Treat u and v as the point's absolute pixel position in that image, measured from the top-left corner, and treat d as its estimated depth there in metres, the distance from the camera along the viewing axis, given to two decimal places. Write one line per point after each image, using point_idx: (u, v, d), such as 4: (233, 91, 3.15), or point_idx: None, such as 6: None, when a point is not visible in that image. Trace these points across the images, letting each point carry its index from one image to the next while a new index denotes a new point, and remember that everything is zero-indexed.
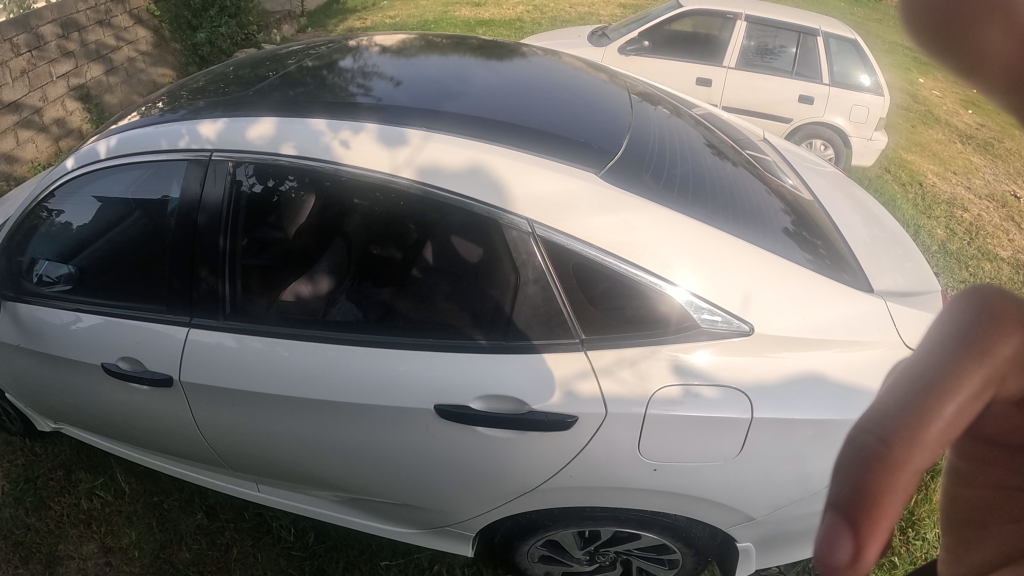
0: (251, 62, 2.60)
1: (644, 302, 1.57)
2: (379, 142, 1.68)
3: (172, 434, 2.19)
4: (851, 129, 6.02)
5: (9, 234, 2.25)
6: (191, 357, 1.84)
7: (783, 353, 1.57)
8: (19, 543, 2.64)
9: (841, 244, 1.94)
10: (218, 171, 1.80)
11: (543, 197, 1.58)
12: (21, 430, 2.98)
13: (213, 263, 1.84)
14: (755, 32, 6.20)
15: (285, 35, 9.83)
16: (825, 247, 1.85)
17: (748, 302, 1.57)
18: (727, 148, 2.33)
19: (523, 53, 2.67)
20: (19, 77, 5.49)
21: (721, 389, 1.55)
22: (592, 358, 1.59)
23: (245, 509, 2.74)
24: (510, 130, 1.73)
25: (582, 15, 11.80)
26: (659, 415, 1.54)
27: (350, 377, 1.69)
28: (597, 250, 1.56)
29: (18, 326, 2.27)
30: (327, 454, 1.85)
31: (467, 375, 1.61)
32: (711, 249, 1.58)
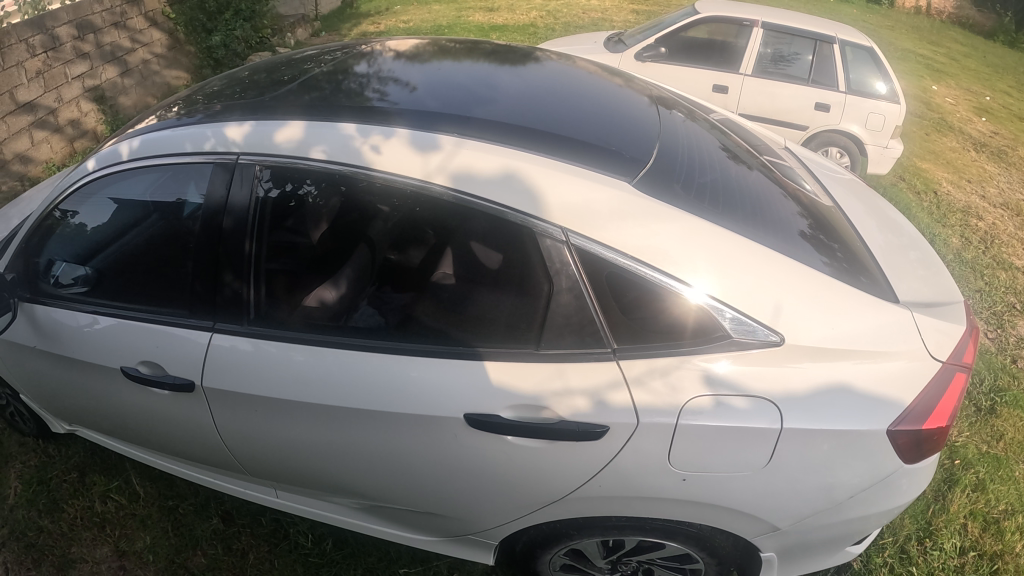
0: (266, 66, 2.60)
1: (676, 312, 1.54)
2: (410, 147, 1.66)
3: (191, 439, 2.19)
4: (865, 136, 6.00)
5: (24, 235, 2.23)
6: (214, 363, 1.83)
7: (813, 366, 1.54)
8: (32, 546, 2.65)
9: (862, 251, 1.92)
10: (244, 174, 1.78)
11: (574, 205, 1.55)
12: (35, 431, 3.00)
13: (238, 267, 1.81)
14: (770, 39, 6.18)
15: (299, 39, 9.85)
16: (845, 252, 1.83)
17: (779, 312, 1.54)
18: (743, 152, 2.31)
19: (536, 58, 2.66)
20: (35, 77, 5.51)
21: (751, 399, 1.53)
22: (623, 368, 1.57)
23: (260, 514, 2.75)
24: (534, 135, 1.71)
25: (595, 20, 11.79)
26: (688, 425, 1.53)
27: (373, 384, 1.68)
28: (629, 260, 1.53)
29: (35, 328, 2.28)
30: (348, 460, 1.84)
31: (499, 381, 1.60)
32: (741, 259, 1.55)
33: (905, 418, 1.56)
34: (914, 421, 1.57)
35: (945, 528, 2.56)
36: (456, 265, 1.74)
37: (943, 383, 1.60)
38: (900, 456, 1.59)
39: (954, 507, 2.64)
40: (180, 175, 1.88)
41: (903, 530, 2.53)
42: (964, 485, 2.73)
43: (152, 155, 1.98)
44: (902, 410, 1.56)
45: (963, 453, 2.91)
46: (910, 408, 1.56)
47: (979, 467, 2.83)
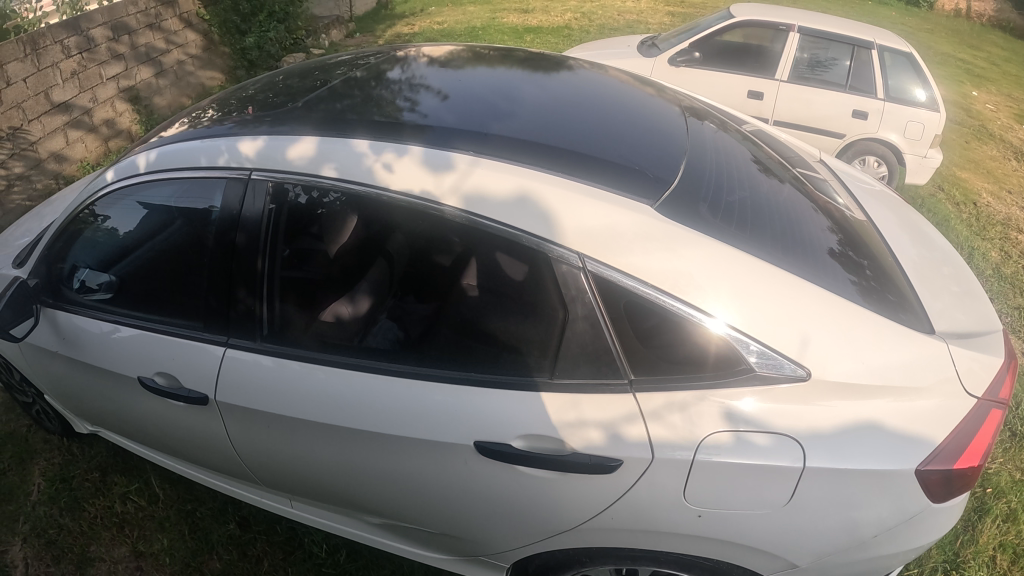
0: (298, 71, 2.58)
1: (696, 344, 1.48)
2: (424, 166, 1.62)
3: (207, 450, 2.19)
4: (904, 145, 5.87)
5: (49, 243, 2.27)
6: (227, 377, 1.83)
7: (841, 402, 1.48)
8: (52, 543, 2.72)
9: (897, 271, 1.85)
10: (256, 189, 1.75)
11: (592, 230, 1.50)
12: (61, 430, 3.09)
13: (251, 284, 1.80)
14: (807, 44, 6.07)
15: (334, 40, 9.90)
16: (875, 270, 1.77)
17: (806, 345, 1.47)
18: (775, 165, 2.25)
19: (570, 66, 2.61)
20: (69, 78, 5.58)
21: (773, 435, 1.47)
22: (640, 401, 1.51)
23: (276, 522, 2.76)
24: (555, 154, 1.67)
25: (630, 23, 11.69)
26: (706, 461, 1.47)
27: (384, 405, 1.65)
28: (650, 289, 1.47)
29: (58, 333, 2.32)
30: (360, 479, 1.81)
31: (512, 409, 1.55)
32: (770, 291, 1.48)
33: (936, 457, 1.49)
34: (946, 459, 1.50)
35: (973, 559, 2.47)
36: (478, 276, 1.66)
37: (977, 422, 1.53)
38: (929, 495, 1.52)
39: (983, 538, 2.55)
40: (194, 189, 1.87)
41: (930, 560, 2.44)
42: (995, 515, 2.64)
43: (168, 166, 1.97)
44: (934, 447, 1.49)
45: (996, 481, 2.81)
46: (941, 445, 1.49)
47: (1011, 496, 2.74)
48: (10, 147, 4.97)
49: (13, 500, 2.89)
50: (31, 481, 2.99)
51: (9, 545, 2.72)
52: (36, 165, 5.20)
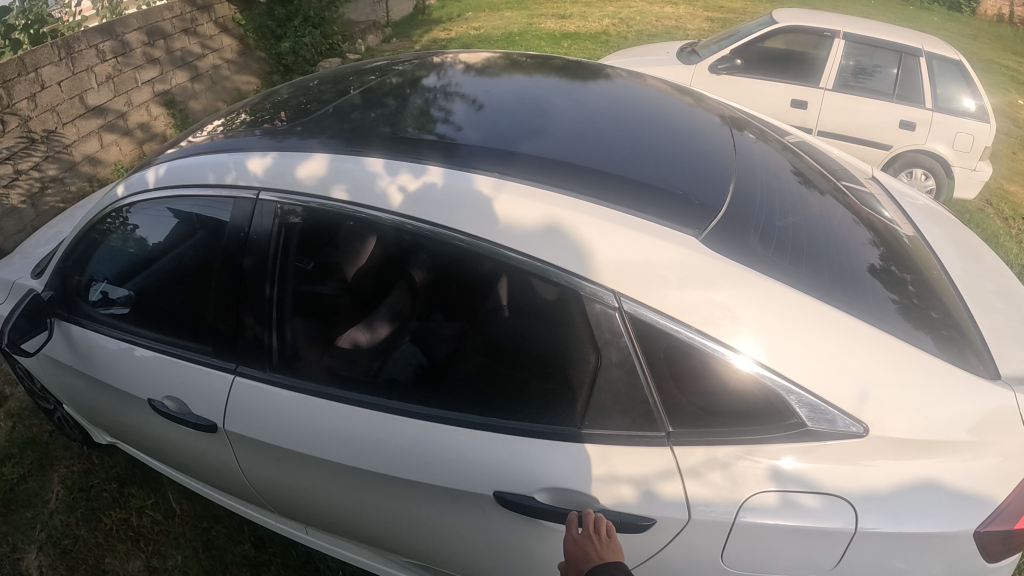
0: (331, 77, 2.49)
1: (744, 395, 1.33)
2: (445, 190, 1.49)
3: (218, 476, 2.11)
4: (953, 157, 5.64)
5: (65, 254, 2.22)
6: (235, 406, 1.74)
7: (897, 460, 1.33)
8: (67, 553, 2.73)
9: (951, 294, 1.70)
10: (264, 209, 1.66)
11: (631, 265, 1.35)
12: (81, 439, 3.06)
13: (259, 311, 1.70)
14: (852, 51, 5.87)
15: (370, 45, 9.87)
16: (920, 285, 1.64)
17: (865, 397, 1.32)
18: (816, 176, 2.11)
19: (608, 75, 2.48)
20: (104, 82, 5.57)
21: (822, 497, 1.32)
22: (678, 456, 1.36)
23: (292, 544, 2.69)
24: (588, 175, 1.54)
25: (668, 29, 11.51)
26: (748, 523, 1.33)
27: (401, 449, 1.53)
28: (694, 332, 1.31)
29: (71, 347, 2.25)
30: (374, 515, 1.71)
31: (534, 459, 1.42)
32: (827, 338, 1.32)
33: (995, 517, 1.35)
34: (1006, 520, 1.35)
35: None
36: (509, 297, 1.49)
37: None
38: (986, 557, 1.37)
39: None
40: (201, 207, 1.81)
41: None
42: None
43: (175, 185, 1.88)
44: (993, 508, 1.35)
45: None
46: (1002, 505, 1.35)
47: None
48: (45, 150, 4.96)
49: (32, 507, 2.90)
50: (50, 488, 2.99)
51: (26, 553, 2.74)
52: (69, 168, 5.19)
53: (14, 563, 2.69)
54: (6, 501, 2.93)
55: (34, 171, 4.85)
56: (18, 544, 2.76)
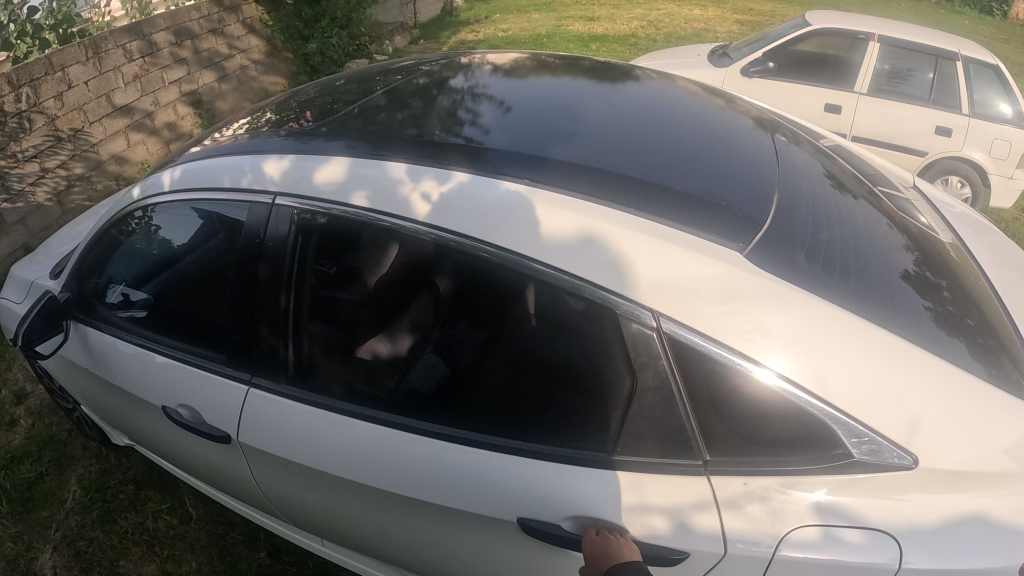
0: (357, 77, 2.43)
1: (785, 423, 1.25)
2: (471, 197, 1.42)
3: (233, 487, 2.05)
4: (990, 164, 5.49)
5: (82, 255, 2.18)
6: (250, 419, 1.68)
7: (946, 492, 1.24)
8: (81, 555, 2.70)
9: (990, 302, 1.60)
10: (280, 215, 1.60)
11: (676, 284, 1.25)
12: (99, 439, 3.03)
13: (275, 321, 1.64)
14: (887, 54, 5.73)
15: (397, 46, 9.85)
16: (954, 290, 1.56)
17: (917, 427, 1.23)
18: (849, 179, 2.02)
19: (637, 76, 2.40)
20: (131, 82, 5.58)
21: (866, 531, 1.23)
22: (715, 486, 1.28)
23: (309, 553, 2.63)
24: (622, 184, 1.46)
25: (698, 32, 11.39)
26: (789, 559, 1.23)
27: (423, 471, 1.47)
28: (737, 355, 1.22)
29: (87, 350, 2.22)
30: (393, 534, 1.64)
31: (560, 487, 1.35)
32: (879, 363, 1.23)
33: None
34: None
35: None
36: (537, 307, 1.39)
37: None
38: None
39: None
40: (217, 211, 1.76)
41: None
42: None
43: (190, 190, 1.83)
44: None
45: None
46: None
47: None
48: (72, 148, 4.96)
49: (48, 507, 2.89)
50: (67, 488, 2.97)
51: (41, 553, 2.71)
52: (96, 167, 5.19)
53: (28, 564, 2.67)
54: (23, 499, 2.91)
55: (61, 169, 4.85)
56: (33, 543, 2.74)
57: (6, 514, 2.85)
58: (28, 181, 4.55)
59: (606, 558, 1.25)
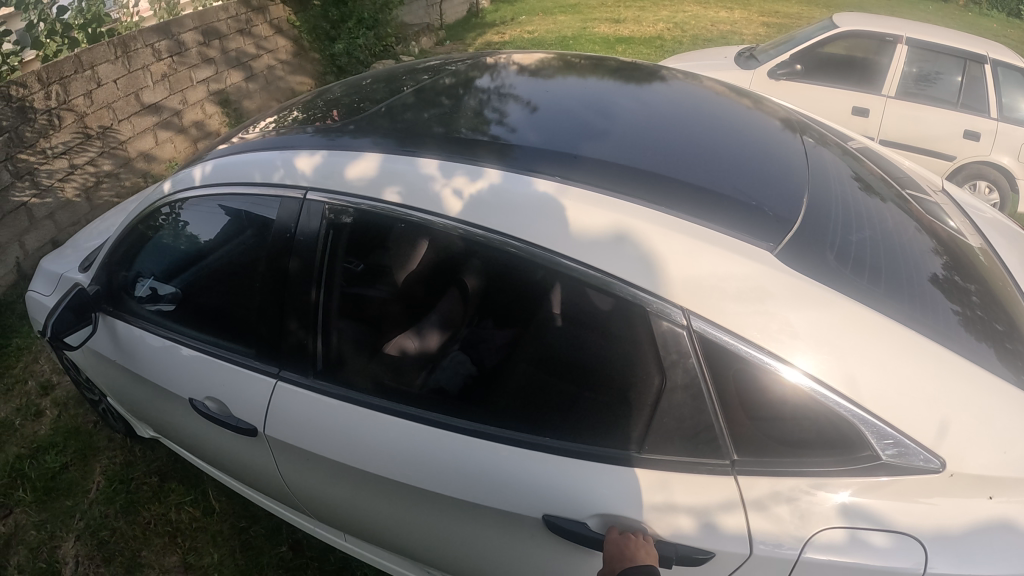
0: (383, 76, 2.45)
1: (813, 424, 1.24)
2: (503, 194, 1.42)
3: (259, 480, 2.07)
4: (1019, 169, 5.39)
5: (111, 249, 2.21)
6: (278, 412, 1.70)
7: (972, 497, 1.23)
8: (103, 544, 2.74)
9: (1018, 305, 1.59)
10: (311, 209, 1.61)
11: (706, 282, 1.25)
12: (124, 430, 3.08)
13: (305, 316, 1.66)
14: (916, 57, 5.68)
15: (423, 47, 9.88)
16: (982, 294, 1.54)
17: (945, 432, 1.21)
18: (877, 182, 2.00)
19: (663, 77, 2.40)
20: (159, 80, 5.64)
21: (891, 535, 1.22)
22: (742, 487, 1.28)
23: (330, 548, 2.64)
24: (652, 182, 1.46)
25: (724, 34, 11.33)
26: (814, 560, 1.23)
27: (451, 467, 1.48)
28: (765, 355, 1.22)
29: (115, 342, 2.25)
30: (418, 529, 1.65)
31: (587, 485, 1.35)
32: (911, 366, 1.22)
33: None
34: None
35: None
36: (562, 305, 1.41)
37: None
38: None
39: None
40: (247, 206, 1.78)
41: None
42: None
43: (221, 184, 1.85)
44: None
45: None
46: None
47: None
48: (101, 146, 5.03)
49: (72, 496, 2.94)
50: (91, 478, 3.01)
51: (64, 541, 2.77)
52: (124, 164, 5.26)
53: (52, 552, 2.73)
54: (48, 489, 2.97)
55: (90, 166, 4.91)
56: (56, 531, 2.80)
57: (31, 502, 2.92)
58: (57, 177, 4.61)
59: (621, 559, 1.25)
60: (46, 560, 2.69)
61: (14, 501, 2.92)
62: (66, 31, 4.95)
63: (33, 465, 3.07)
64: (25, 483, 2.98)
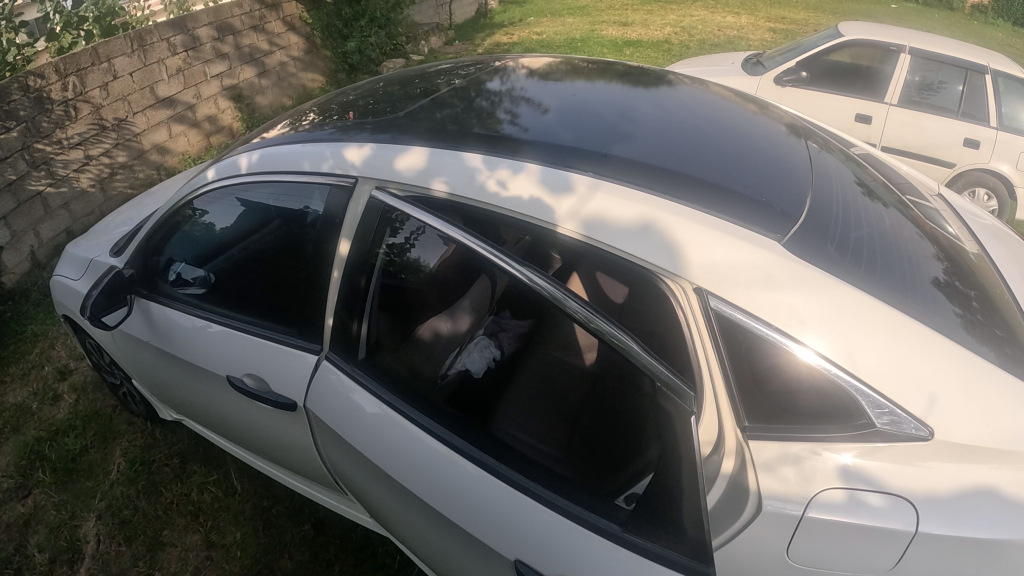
0: (398, 79, 2.57)
1: (816, 395, 1.37)
2: (541, 187, 1.53)
3: (290, 456, 2.18)
4: (1017, 177, 5.50)
5: (147, 235, 2.33)
6: (317, 389, 1.81)
7: (960, 464, 1.33)
8: (125, 523, 2.85)
9: (1008, 304, 1.70)
10: (360, 193, 1.73)
11: (723, 268, 1.36)
12: (145, 414, 3.21)
13: (349, 299, 1.77)
14: (918, 66, 5.79)
15: (433, 47, 10.00)
16: (982, 300, 1.65)
17: (933, 403, 1.32)
18: (879, 188, 2.11)
19: (670, 81, 2.52)
20: (175, 74, 5.76)
21: (887, 496, 1.32)
22: (753, 450, 1.38)
23: (352, 527, 2.76)
24: (671, 179, 1.58)
25: (731, 38, 11.43)
26: (816, 518, 1.32)
27: (460, 493, 1.57)
28: (771, 329, 1.34)
29: (150, 324, 2.37)
30: (422, 533, 1.77)
31: (567, 547, 1.40)
32: (903, 345, 1.33)
33: None
34: None
35: None
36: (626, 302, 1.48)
37: None
38: None
39: None
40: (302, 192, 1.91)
41: None
42: None
43: (267, 171, 1.97)
44: None
45: None
46: None
47: None
48: (116, 137, 5.14)
49: (93, 477, 3.05)
50: (112, 460, 3.13)
51: (84, 521, 2.88)
52: (138, 156, 5.39)
53: (73, 531, 2.84)
54: (68, 470, 3.08)
55: (105, 157, 5.04)
56: (77, 511, 2.91)
57: (51, 483, 3.03)
58: (72, 167, 4.72)
59: None
60: (67, 538, 2.80)
61: (34, 482, 3.04)
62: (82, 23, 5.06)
63: (53, 446, 3.19)
64: (45, 464, 3.10)
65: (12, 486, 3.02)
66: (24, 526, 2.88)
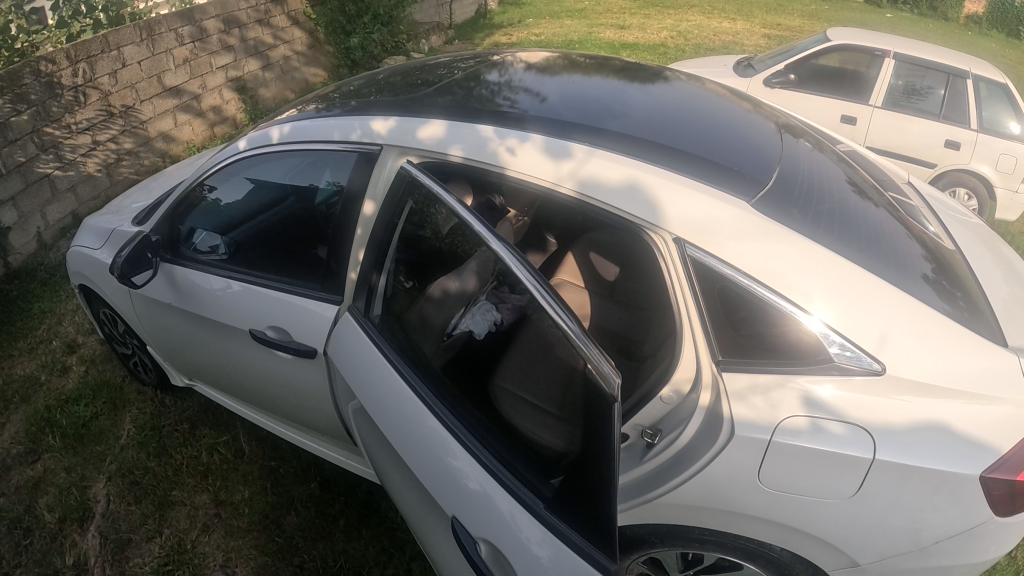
0: (402, 70, 2.74)
1: (780, 333, 1.56)
2: (544, 153, 1.71)
3: (304, 405, 2.33)
4: (997, 178, 5.73)
5: (172, 204, 2.51)
6: (337, 338, 1.96)
7: (914, 401, 1.51)
8: (135, 484, 2.95)
9: (975, 290, 1.85)
10: (386, 157, 1.96)
11: (695, 221, 1.56)
12: (155, 382, 3.35)
13: (375, 258, 1.97)
14: (904, 71, 5.99)
15: (432, 45, 10.15)
16: (967, 301, 1.74)
17: (885, 342, 1.50)
18: (868, 188, 2.27)
19: (664, 76, 2.70)
20: (181, 64, 5.92)
21: (848, 425, 1.51)
22: (725, 379, 1.59)
23: (357, 485, 2.91)
24: (662, 151, 1.76)
25: (726, 44, 11.62)
26: (783, 442, 1.53)
27: (421, 455, 1.64)
28: (743, 276, 1.53)
29: (172, 287, 2.53)
30: (396, 489, 1.84)
31: (498, 512, 1.45)
32: (857, 290, 1.52)
33: (998, 466, 1.49)
34: (1009, 469, 1.50)
35: None
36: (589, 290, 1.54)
37: None
38: (987, 503, 1.50)
39: None
40: (332, 160, 2.12)
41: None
42: None
43: (298, 142, 2.17)
44: (997, 457, 1.49)
45: None
46: (1005, 456, 1.49)
47: None
48: (123, 124, 5.30)
49: (104, 442, 3.15)
50: (121, 426, 3.24)
51: (94, 482, 2.98)
52: (144, 143, 5.54)
53: (83, 491, 2.94)
54: (78, 436, 3.19)
55: (111, 143, 5.18)
56: (87, 474, 3.02)
57: (62, 448, 3.14)
58: (79, 152, 4.87)
59: None
60: (79, 498, 2.90)
61: (44, 448, 3.15)
62: (90, 13, 5.20)
63: (64, 414, 3.30)
64: (55, 430, 3.21)
65: (22, 451, 3.14)
66: (34, 488, 2.99)
